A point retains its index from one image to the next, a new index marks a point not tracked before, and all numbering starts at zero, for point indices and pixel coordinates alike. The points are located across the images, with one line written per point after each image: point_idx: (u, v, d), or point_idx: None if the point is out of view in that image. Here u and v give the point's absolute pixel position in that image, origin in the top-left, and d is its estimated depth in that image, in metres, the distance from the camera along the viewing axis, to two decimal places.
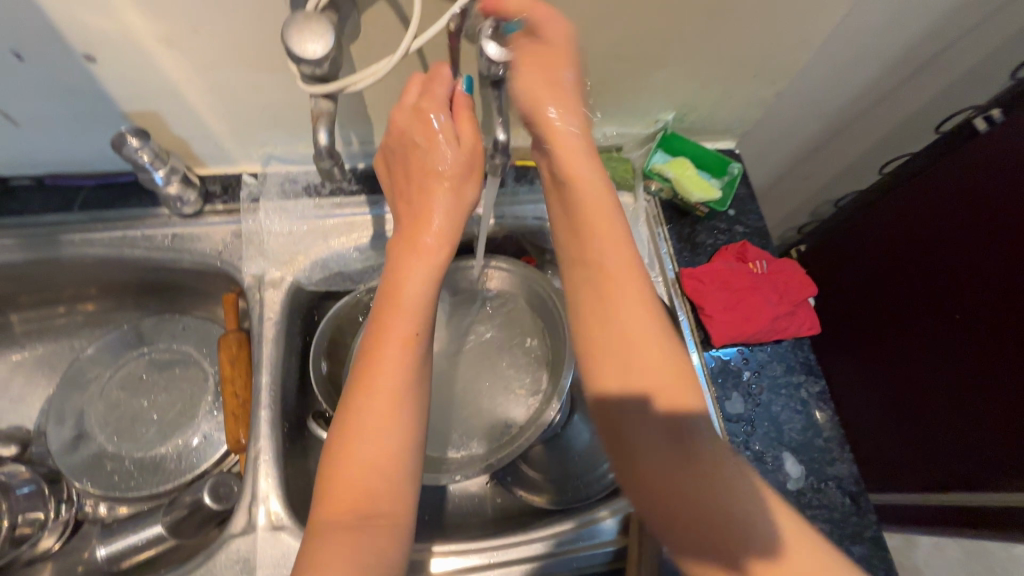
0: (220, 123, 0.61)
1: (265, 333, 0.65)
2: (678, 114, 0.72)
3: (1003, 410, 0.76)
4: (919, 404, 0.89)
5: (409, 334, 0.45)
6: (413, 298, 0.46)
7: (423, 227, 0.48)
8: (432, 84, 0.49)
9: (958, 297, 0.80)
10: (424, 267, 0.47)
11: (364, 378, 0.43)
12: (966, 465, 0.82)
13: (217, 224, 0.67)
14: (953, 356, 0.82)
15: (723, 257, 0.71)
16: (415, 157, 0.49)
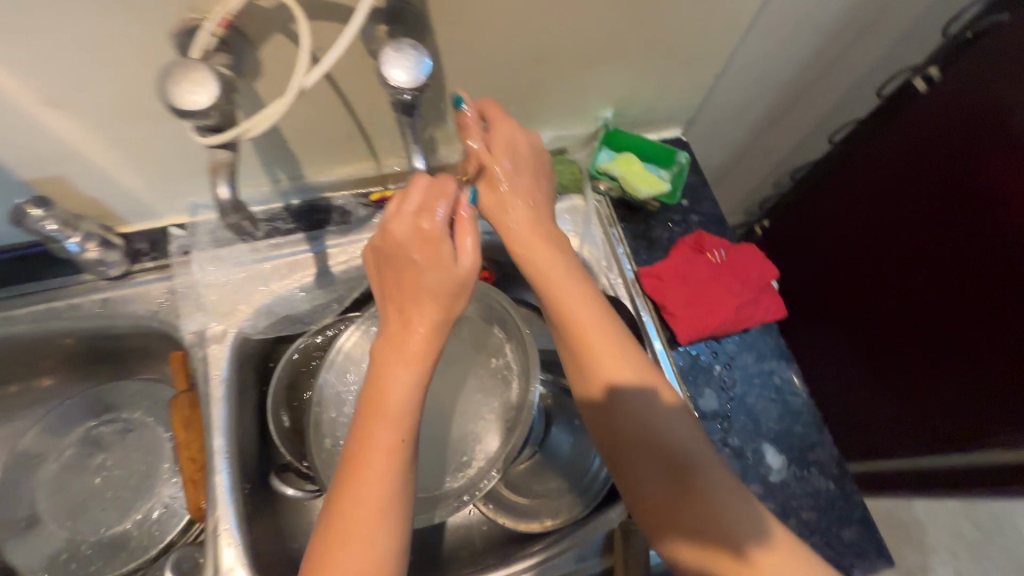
0: (133, 178, 0.58)
1: (213, 392, 0.61)
2: (617, 109, 0.70)
3: (981, 364, 0.75)
4: (887, 371, 0.89)
5: (396, 443, 0.42)
6: (401, 409, 0.43)
7: (412, 331, 0.44)
8: (431, 189, 0.48)
9: (922, 256, 0.79)
10: (414, 375, 0.43)
11: (349, 485, 0.41)
12: (952, 425, 0.81)
13: (150, 283, 0.63)
14: (928, 316, 0.80)
15: (681, 250, 0.69)
16: (408, 258, 0.45)
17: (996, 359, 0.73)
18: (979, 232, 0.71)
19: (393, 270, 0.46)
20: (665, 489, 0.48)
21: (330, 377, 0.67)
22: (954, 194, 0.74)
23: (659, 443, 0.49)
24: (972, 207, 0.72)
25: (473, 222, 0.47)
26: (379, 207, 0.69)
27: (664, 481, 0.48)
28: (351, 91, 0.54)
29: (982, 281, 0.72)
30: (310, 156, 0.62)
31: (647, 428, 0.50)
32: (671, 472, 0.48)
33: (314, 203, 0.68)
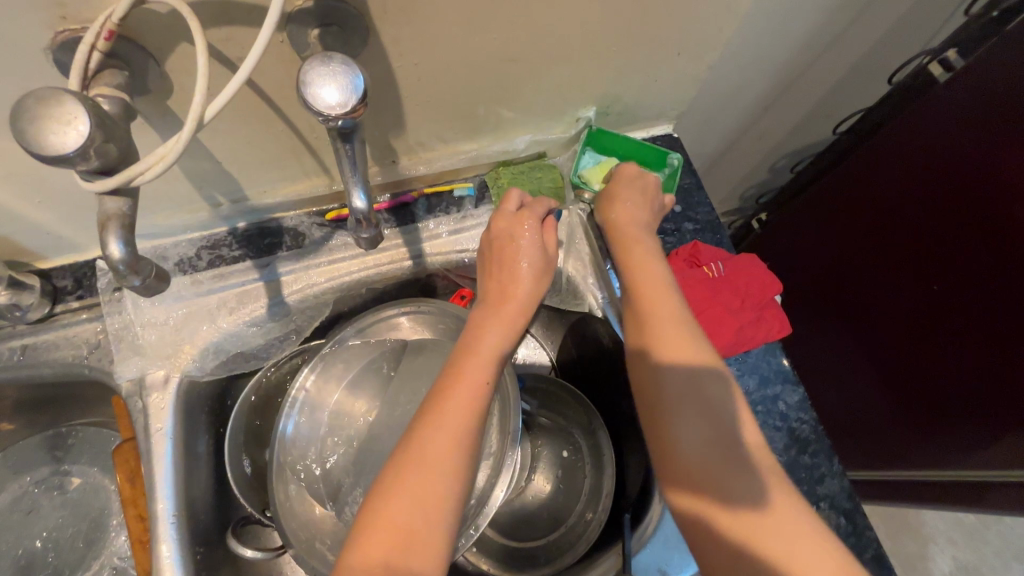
0: (41, 211, 0.49)
1: (154, 448, 0.54)
2: (600, 107, 0.62)
3: (997, 378, 0.68)
4: (893, 380, 0.83)
5: (482, 384, 0.44)
6: (488, 355, 0.46)
7: (510, 302, 0.49)
8: (532, 200, 0.55)
9: (935, 260, 0.72)
10: (501, 332, 0.47)
11: (430, 417, 0.43)
12: (966, 439, 0.75)
13: (80, 324, 0.56)
14: (939, 321, 0.74)
15: (675, 264, 0.62)
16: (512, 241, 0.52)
17: (1014, 368, 0.66)
18: (998, 237, 0.64)
19: (499, 253, 0.52)
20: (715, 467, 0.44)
21: (292, 420, 0.62)
22: (970, 194, 0.66)
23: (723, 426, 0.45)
24: (991, 209, 0.64)
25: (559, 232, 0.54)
26: (336, 226, 0.61)
27: (711, 454, 0.44)
28: (287, 104, 0.46)
29: (999, 290, 0.65)
30: (250, 176, 0.54)
31: (713, 405, 0.46)
32: (722, 454, 0.44)
33: (263, 225, 0.61)
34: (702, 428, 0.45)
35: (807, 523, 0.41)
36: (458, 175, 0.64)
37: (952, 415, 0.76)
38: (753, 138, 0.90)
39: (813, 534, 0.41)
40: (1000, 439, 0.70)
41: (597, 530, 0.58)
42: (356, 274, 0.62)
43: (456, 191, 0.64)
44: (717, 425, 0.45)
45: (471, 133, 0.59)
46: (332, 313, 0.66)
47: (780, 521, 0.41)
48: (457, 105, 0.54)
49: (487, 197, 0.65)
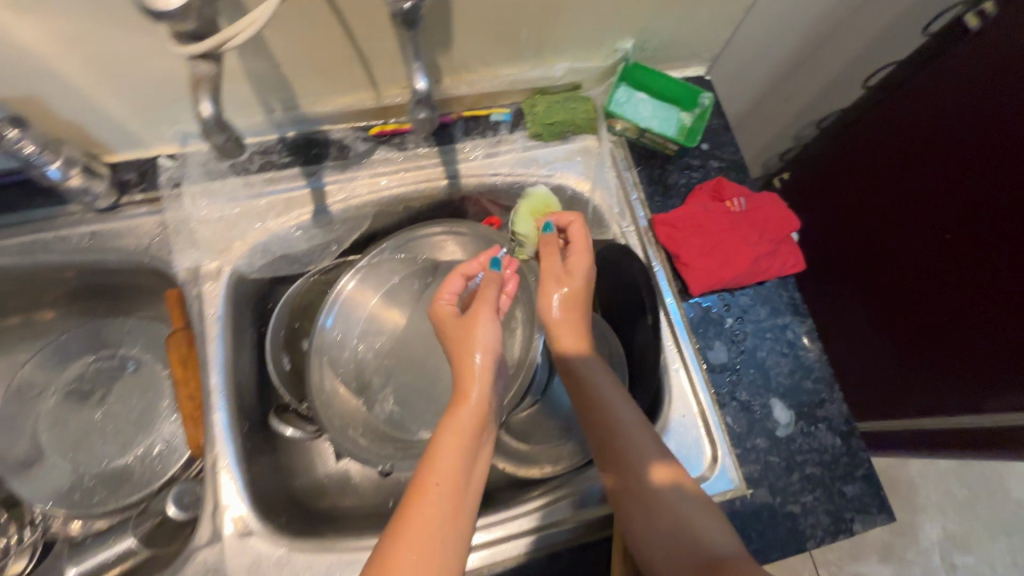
0: (115, 102, 0.53)
1: (209, 331, 0.60)
2: (638, 41, 0.64)
3: (991, 327, 0.72)
4: (894, 332, 0.87)
5: (445, 486, 0.43)
6: (450, 460, 0.45)
7: (463, 401, 0.48)
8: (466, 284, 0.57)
9: (950, 214, 0.74)
10: (457, 433, 0.46)
11: (394, 536, 0.41)
12: (958, 389, 0.78)
13: (141, 216, 0.60)
14: (942, 274, 0.77)
15: (698, 197, 0.65)
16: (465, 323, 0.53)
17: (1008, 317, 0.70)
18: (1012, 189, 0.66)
19: (452, 334, 0.53)
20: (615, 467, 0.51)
21: (330, 318, 0.66)
22: (990, 148, 0.68)
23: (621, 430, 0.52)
24: (1008, 162, 0.66)
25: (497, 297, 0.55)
26: (379, 142, 0.65)
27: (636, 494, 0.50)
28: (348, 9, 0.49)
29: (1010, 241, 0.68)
30: (305, 84, 0.57)
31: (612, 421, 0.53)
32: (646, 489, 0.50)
33: (310, 136, 0.64)
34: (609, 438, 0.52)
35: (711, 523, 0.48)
36: (496, 101, 0.67)
37: (942, 365, 0.80)
38: (783, 94, 0.91)
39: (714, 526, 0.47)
40: (987, 386, 0.74)
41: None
42: (395, 189, 0.65)
43: (492, 116, 0.67)
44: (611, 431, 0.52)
45: (512, 58, 0.61)
46: (370, 229, 0.70)
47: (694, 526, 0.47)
48: (501, 27, 0.56)
49: (522, 123, 0.68)
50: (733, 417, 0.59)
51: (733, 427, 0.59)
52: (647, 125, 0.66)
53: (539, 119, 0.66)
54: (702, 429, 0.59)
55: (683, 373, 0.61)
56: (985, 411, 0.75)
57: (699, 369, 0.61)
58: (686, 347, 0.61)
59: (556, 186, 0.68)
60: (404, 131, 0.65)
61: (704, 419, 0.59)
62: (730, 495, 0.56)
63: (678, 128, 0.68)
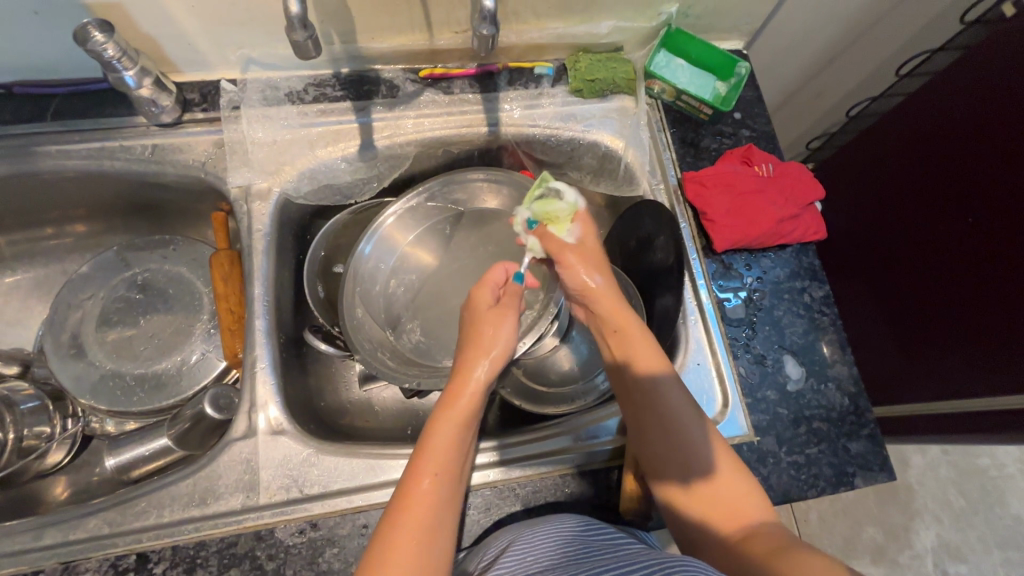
0: (190, 20, 0.57)
1: (255, 245, 0.63)
2: (683, 6, 0.66)
3: (997, 314, 0.75)
4: (905, 319, 0.89)
5: (436, 473, 0.44)
6: (443, 444, 0.45)
7: (462, 392, 0.49)
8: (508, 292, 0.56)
9: (983, 198, 0.75)
10: (454, 423, 0.47)
11: (391, 519, 0.42)
12: (969, 373, 0.80)
13: (201, 134, 0.64)
14: (957, 260, 0.79)
15: (728, 160, 0.68)
16: (480, 317, 0.53)
17: (1012, 303, 0.72)
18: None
19: (466, 329, 0.54)
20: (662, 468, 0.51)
21: (369, 246, 0.70)
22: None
23: (674, 430, 0.50)
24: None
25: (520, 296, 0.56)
26: (428, 84, 0.68)
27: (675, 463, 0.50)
28: None
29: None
30: (365, 18, 0.60)
31: (656, 421, 0.51)
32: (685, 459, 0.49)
33: (363, 74, 0.68)
34: (657, 440, 0.51)
35: (749, 495, 0.48)
36: (541, 55, 0.71)
37: (951, 350, 0.82)
38: (817, 82, 0.93)
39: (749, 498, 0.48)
40: (993, 371, 0.77)
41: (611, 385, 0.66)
42: (439, 131, 0.68)
43: (537, 69, 0.70)
44: (660, 431, 0.51)
45: (563, 11, 0.64)
46: (410, 170, 0.73)
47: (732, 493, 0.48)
48: None
49: (564, 78, 0.71)
50: (746, 367, 0.62)
51: (745, 377, 0.61)
52: (684, 89, 0.69)
53: (580, 75, 0.69)
54: (716, 376, 0.61)
55: (700, 324, 0.64)
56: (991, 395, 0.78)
57: (716, 321, 0.63)
58: (704, 299, 0.64)
59: (591, 141, 0.71)
60: (452, 76, 0.69)
61: (717, 369, 0.62)
62: (737, 441, 0.59)
63: (713, 94, 0.71)
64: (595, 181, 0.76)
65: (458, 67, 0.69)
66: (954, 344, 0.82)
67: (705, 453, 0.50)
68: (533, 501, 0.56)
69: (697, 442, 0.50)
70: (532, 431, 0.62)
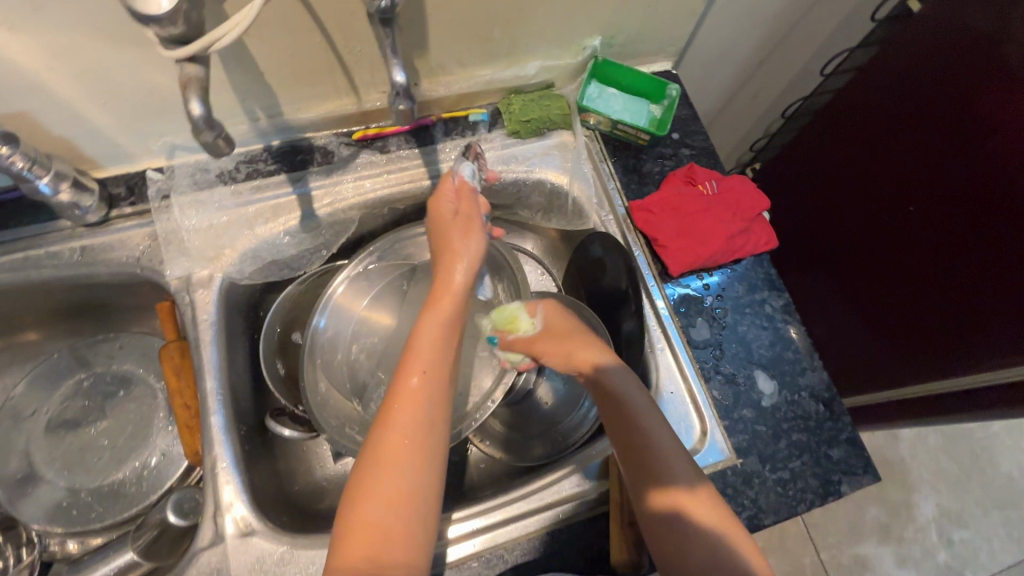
0: (104, 115, 0.55)
1: (203, 336, 0.61)
2: (605, 37, 0.67)
3: (945, 299, 0.77)
4: (863, 309, 0.90)
5: (425, 367, 0.49)
6: (427, 343, 0.50)
7: (444, 293, 0.53)
8: (466, 202, 0.59)
9: (941, 176, 0.74)
10: (439, 318, 0.52)
11: (384, 417, 0.47)
12: (944, 351, 0.79)
13: (132, 228, 0.62)
14: (904, 249, 0.81)
15: (672, 183, 0.68)
16: (451, 226, 0.57)
17: (961, 287, 0.74)
18: (1006, 143, 0.66)
19: (439, 238, 0.57)
20: (642, 471, 0.50)
21: (323, 319, 0.68)
22: (981, 109, 0.68)
23: (655, 442, 0.51)
24: (1000, 112, 0.66)
25: (478, 196, 0.60)
26: (363, 146, 0.67)
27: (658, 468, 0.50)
28: (325, 13, 0.50)
29: (995, 202, 0.68)
30: (288, 90, 0.59)
31: (640, 424, 0.52)
32: (665, 466, 0.50)
33: (295, 144, 0.66)
34: (637, 445, 0.51)
35: (724, 509, 0.49)
36: (473, 102, 0.70)
37: (908, 335, 0.83)
38: (750, 87, 0.95)
39: (722, 509, 0.49)
40: (950, 354, 0.78)
41: (586, 427, 0.65)
42: (380, 191, 0.67)
43: (471, 116, 0.70)
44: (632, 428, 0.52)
45: (487, 58, 0.64)
46: (357, 232, 0.71)
47: (707, 504, 0.49)
48: (474, 27, 0.58)
49: (500, 122, 0.71)
50: (719, 390, 0.61)
51: (719, 400, 0.61)
52: (621, 113, 0.70)
53: (515, 117, 0.69)
54: (690, 404, 0.60)
55: (668, 351, 0.63)
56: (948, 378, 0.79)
57: (683, 347, 0.63)
58: (669, 326, 0.63)
59: (536, 180, 0.70)
60: (386, 134, 0.68)
61: (691, 395, 0.61)
62: (721, 466, 0.58)
63: (648, 119, 0.71)
64: (546, 217, 0.75)
65: (391, 124, 0.68)
66: (909, 330, 0.83)
67: (681, 469, 0.50)
68: (522, 564, 0.54)
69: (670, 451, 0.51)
70: (513, 488, 0.61)
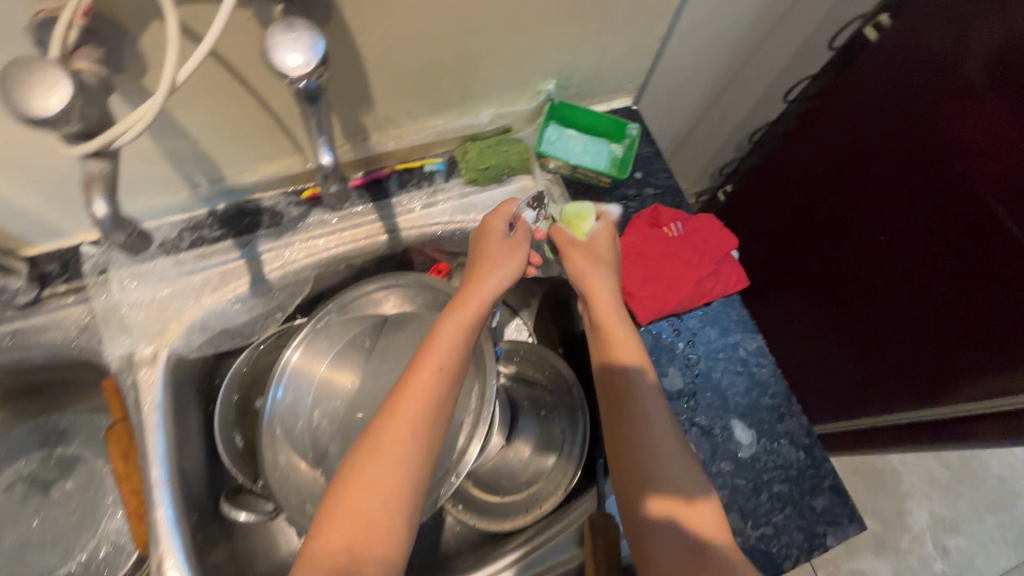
0: (26, 195, 0.51)
1: (148, 421, 0.56)
2: (560, 80, 0.65)
3: (926, 325, 0.76)
4: (847, 335, 0.89)
5: (440, 365, 0.48)
6: (448, 344, 0.49)
7: (472, 297, 0.52)
8: (520, 223, 0.60)
9: (910, 202, 0.73)
10: (461, 317, 0.51)
11: (390, 406, 0.46)
12: (937, 376, 0.76)
13: (66, 307, 0.58)
14: (881, 276, 0.80)
15: (637, 226, 0.66)
16: (499, 242, 0.57)
17: (942, 314, 0.73)
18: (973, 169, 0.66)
19: (482, 246, 0.57)
20: (641, 480, 0.48)
21: (280, 389, 0.64)
22: (943, 135, 0.67)
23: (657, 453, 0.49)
24: (964, 140, 0.66)
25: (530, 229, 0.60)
26: (313, 204, 0.64)
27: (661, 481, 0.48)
28: (256, 78, 0.48)
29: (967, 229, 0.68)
30: (228, 155, 0.56)
31: (647, 435, 0.50)
32: (667, 480, 0.48)
33: (242, 206, 0.63)
34: (636, 451, 0.49)
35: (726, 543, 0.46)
36: (428, 151, 0.68)
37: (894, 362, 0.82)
38: (714, 112, 0.94)
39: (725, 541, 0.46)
40: (936, 380, 0.77)
41: (563, 488, 0.62)
42: (333, 250, 0.64)
43: (426, 167, 0.67)
44: (641, 432, 0.50)
45: (438, 109, 0.62)
46: (314, 291, 0.68)
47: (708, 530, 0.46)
48: (420, 81, 0.56)
49: (457, 170, 0.68)
50: (695, 443, 0.58)
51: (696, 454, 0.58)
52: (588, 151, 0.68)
53: (472, 165, 0.66)
54: None
55: None
56: (939, 404, 0.78)
57: None
58: None
59: None
60: None
61: None
62: None
63: (609, 159, 0.69)
64: None
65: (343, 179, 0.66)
66: (893, 356, 0.82)
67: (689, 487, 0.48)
68: None
69: (681, 466, 0.49)
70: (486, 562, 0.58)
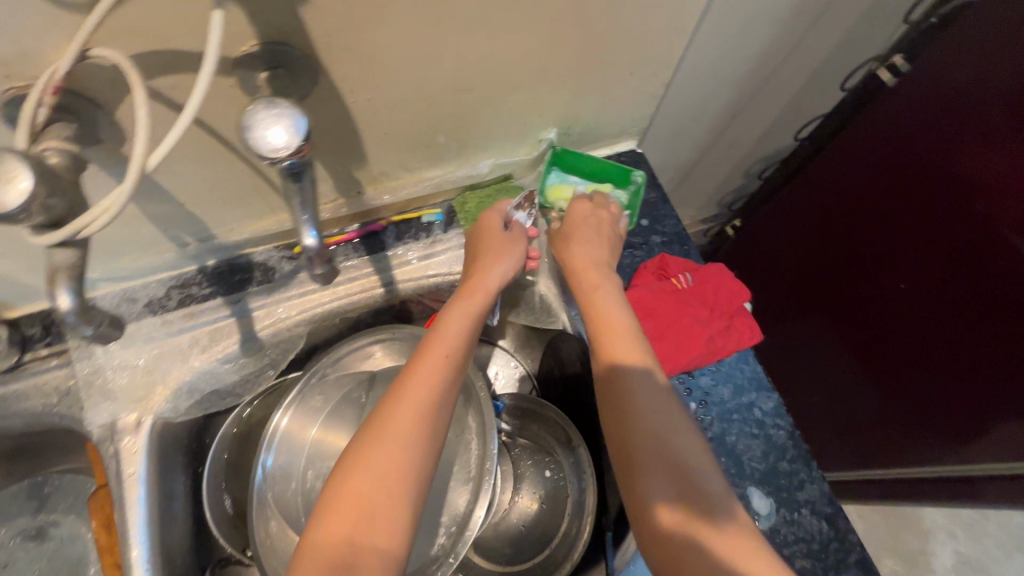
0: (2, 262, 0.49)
1: (128, 493, 0.54)
2: (561, 128, 0.63)
3: (955, 374, 0.71)
4: (869, 380, 0.85)
5: (448, 350, 0.48)
6: (455, 332, 0.50)
7: (477, 289, 0.54)
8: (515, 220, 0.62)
9: (931, 246, 0.70)
10: (467, 308, 0.52)
11: (399, 384, 0.46)
12: (964, 426, 0.73)
13: (49, 371, 0.56)
14: (903, 321, 0.76)
15: (644, 277, 0.63)
16: (497, 234, 0.59)
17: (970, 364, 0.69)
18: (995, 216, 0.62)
19: (481, 238, 0.59)
20: (650, 474, 0.43)
21: (270, 455, 0.60)
22: (964, 180, 0.64)
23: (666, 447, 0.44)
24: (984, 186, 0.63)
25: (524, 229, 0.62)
26: None
27: (668, 473, 0.42)
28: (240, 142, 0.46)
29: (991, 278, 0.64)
30: (215, 214, 0.54)
31: (649, 431, 0.44)
32: (677, 470, 0.42)
33: (233, 262, 0.60)
34: (639, 441, 0.44)
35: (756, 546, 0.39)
36: (426, 201, 0.65)
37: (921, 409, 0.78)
38: (721, 148, 0.92)
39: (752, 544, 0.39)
40: (967, 431, 0.73)
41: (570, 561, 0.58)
42: (328, 305, 0.61)
43: (424, 217, 0.64)
44: (646, 418, 0.45)
45: (434, 161, 0.60)
46: (308, 345, 0.66)
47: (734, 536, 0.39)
48: (414, 136, 0.54)
49: (456, 221, 0.65)
50: None
51: None
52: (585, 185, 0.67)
53: (471, 216, 0.64)
54: None
55: None
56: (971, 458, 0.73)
57: None
58: None
59: None
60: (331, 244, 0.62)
61: None
62: None
63: None
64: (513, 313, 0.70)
65: (337, 232, 0.62)
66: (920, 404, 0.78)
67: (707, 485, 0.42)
68: None
69: (697, 456, 0.44)
70: None
